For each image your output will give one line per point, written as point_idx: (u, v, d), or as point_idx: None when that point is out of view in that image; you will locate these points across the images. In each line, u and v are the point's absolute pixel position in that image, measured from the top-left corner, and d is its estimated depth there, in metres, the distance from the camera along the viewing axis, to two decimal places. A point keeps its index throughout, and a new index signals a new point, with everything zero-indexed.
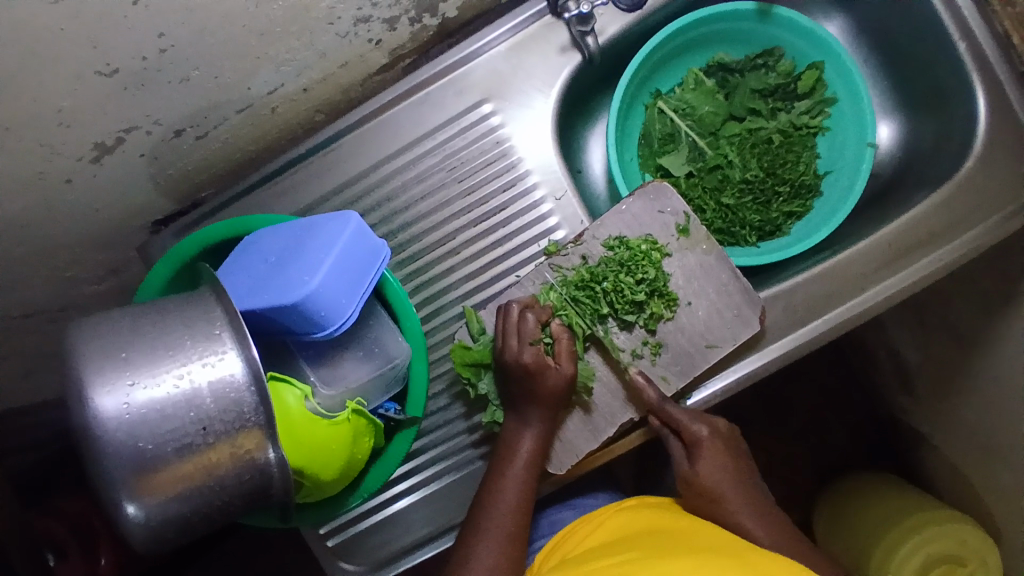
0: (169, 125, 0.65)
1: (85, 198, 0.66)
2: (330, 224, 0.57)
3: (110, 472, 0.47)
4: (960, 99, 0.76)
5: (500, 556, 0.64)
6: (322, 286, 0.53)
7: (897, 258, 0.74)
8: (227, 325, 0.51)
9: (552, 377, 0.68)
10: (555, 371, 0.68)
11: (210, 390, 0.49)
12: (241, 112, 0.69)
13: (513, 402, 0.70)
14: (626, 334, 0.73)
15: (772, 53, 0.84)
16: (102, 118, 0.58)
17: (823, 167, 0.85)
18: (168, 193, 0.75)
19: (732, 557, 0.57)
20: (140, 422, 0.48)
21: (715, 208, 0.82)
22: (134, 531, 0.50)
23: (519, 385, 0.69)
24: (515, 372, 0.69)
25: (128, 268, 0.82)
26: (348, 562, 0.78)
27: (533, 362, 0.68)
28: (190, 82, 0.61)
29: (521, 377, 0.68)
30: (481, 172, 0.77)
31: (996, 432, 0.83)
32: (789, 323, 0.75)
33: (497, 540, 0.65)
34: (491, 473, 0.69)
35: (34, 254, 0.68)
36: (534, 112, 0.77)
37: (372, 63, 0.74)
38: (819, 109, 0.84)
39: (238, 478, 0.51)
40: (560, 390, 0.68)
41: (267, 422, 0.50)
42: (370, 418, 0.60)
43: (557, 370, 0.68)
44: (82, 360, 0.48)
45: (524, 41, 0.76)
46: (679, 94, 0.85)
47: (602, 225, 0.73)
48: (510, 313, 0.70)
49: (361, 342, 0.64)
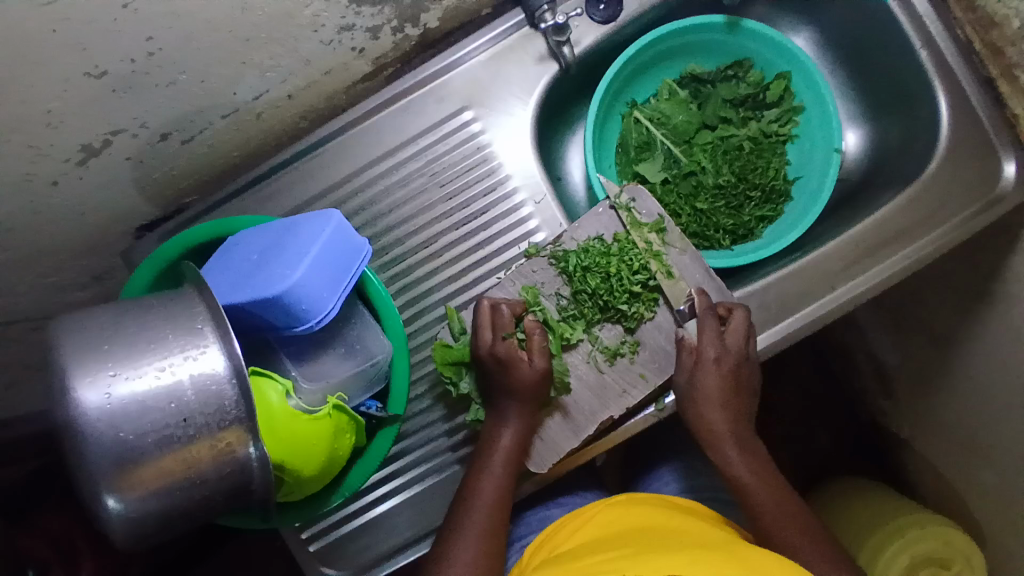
0: (155, 128, 0.66)
1: (69, 202, 0.67)
2: (311, 223, 0.57)
3: (91, 464, 0.48)
4: (923, 104, 0.80)
5: (478, 551, 0.64)
6: (303, 280, 0.54)
7: (866, 256, 0.77)
8: (210, 319, 0.52)
9: (524, 369, 0.70)
10: (528, 365, 0.70)
11: (192, 383, 0.50)
12: (225, 117, 0.71)
13: (493, 398, 0.71)
14: (609, 328, 0.75)
15: (741, 64, 0.87)
16: (89, 120, 0.59)
17: (792, 173, 0.88)
18: (153, 198, 0.76)
19: (718, 552, 0.58)
20: (121, 413, 0.48)
21: (690, 213, 0.84)
22: (113, 525, 0.50)
23: (496, 378, 0.71)
24: (494, 367, 0.70)
25: (112, 276, 0.82)
26: (330, 567, 0.78)
27: (506, 354, 0.70)
28: (176, 86, 0.62)
29: (496, 369, 0.70)
30: (462, 176, 0.79)
31: (972, 428, 0.85)
32: (764, 321, 0.77)
33: (475, 535, 0.65)
34: (472, 471, 0.70)
35: (18, 258, 0.69)
36: (513, 119, 0.79)
37: (355, 71, 0.76)
38: (788, 117, 0.88)
39: (219, 472, 0.51)
40: (536, 383, 0.70)
41: (248, 416, 0.50)
42: (351, 414, 0.60)
43: (530, 365, 0.70)
44: (64, 353, 0.49)
45: (503, 51, 0.79)
46: (654, 104, 0.88)
47: (581, 226, 0.75)
48: (481, 307, 0.71)
49: (344, 338, 0.65)
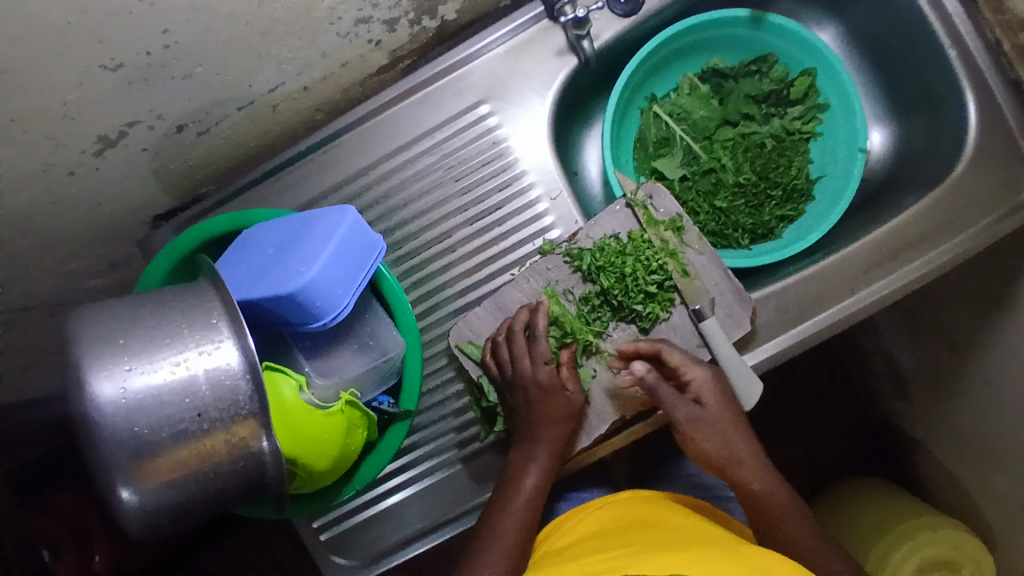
0: (172, 120, 0.66)
1: (86, 191, 0.67)
2: (326, 218, 0.57)
3: (106, 457, 0.48)
4: (950, 104, 0.78)
5: None
6: (318, 277, 0.53)
7: (888, 259, 0.75)
8: (224, 314, 0.52)
9: (563, 399, 0.70)
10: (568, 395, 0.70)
11: (206, 378, 0.50)
12: (242, 109, 0.70)
13: (524, 429, 0.70)
14: (677, 351, 0.70)
15: (765, 60, 0.85)
16: (107, 112, 0.60)
17: (815, 172, 0.86)
18: (170, 187, 0.77)
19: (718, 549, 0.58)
20: (136, 407, 0.48)
21: (709, 211, 0.83)
22: (129, 515, 0.50)
23: (528, 408, 0.69)
24: (537, 395, 0.69)
25: (129, 263, 0.84)
26: (340, 556, 0.79)
27: (548, 381, 0.69)
28: (193, 79, 0.62)
29: (538, 396, 0.69)
30: (477, 171, 0.78)
31: (989, 437, 0.84)
32: (782, 323, 0.76)
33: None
34: (492, 510, 0.68)
35: (37, 246, 0.69)
36: (530, 113, 0.78)
37: (371, 63, 0.75)
38: (812, 114, 0.85)
39: (233, 466, 0.52)
40: (569, 412, 0.70)
41: (261, 411, 0.51)
42: (364, 410, 0.61)
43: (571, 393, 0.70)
44: (81, 346, 0.49)
45: (521, 44, 0.78)
46: (674, 99, 0.87)
47: (597, 224, 0.74)
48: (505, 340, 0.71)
49: (356, 335, 0.65)
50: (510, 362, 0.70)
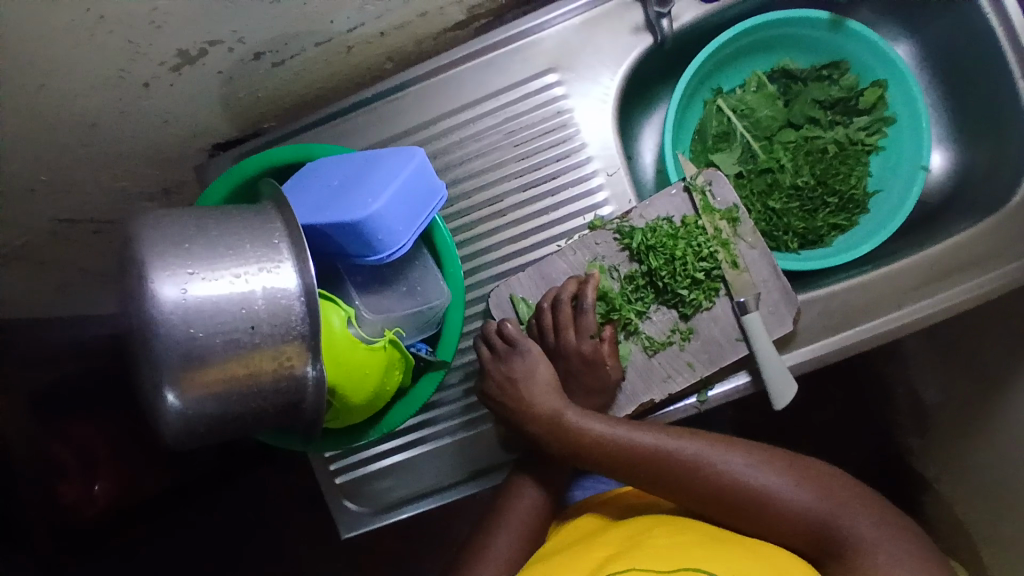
0: (251, 46, 0.66)
1: (157, 106, 0.68)
2: (395, 157, 0.58)
3: (158, 356, 0.49)
4: (1020, 132, 0.76)
5: (513, 546, 0.68)
6: (382, 211, 0.54)
7: (938, 279, 0.74)
8: (286, 237, 0.53)
9: (603, 372, 0.71)
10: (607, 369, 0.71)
11: (263, 294, 0.51)
12: (318, 46, 0.71)
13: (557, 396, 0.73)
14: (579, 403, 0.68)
15: (838, 66, 0.84)
16: (191, 27, 0.60)
17: (872, 185, 0.85)
18: (234, 117, 0.78)
19: (732, 546, 0.60)
20: (194, 310, 0.49)
21: (761, 211, 0.82)
22: (170, 419, 0.51)
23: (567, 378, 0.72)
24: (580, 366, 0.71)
25: (181, 189, 0.85)
26: (352, 501, 0.80)
27: (591, 353, 0.70)
28: (279, 5, 0.62)
29: (580, 367, 0.71)
30: (536, 139, 0.78)
31: (1012, 476, 0.82)
32: (822, 330, 0.75)
33: (514, 532, 0.69)
34: (519, 471, 0.73)
35: (100, 155, 0.71)
36: (597, 88, 0.78)
37: (448, 18, 0.76)
38: (877, 127, 0.84)
39: (276, 385, 0.53)
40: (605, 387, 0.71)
41: (311, 334, 0.51)
42: (403, 352, 0.61)
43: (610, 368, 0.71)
44: (146, 243, 0.50)
45: (598, 17, 0.77)
46: (740, 94, 0.86)
47: (651, 205, 0.74)
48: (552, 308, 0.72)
49: (405, 280, 0.65)
50: (554, 331, 0.72)
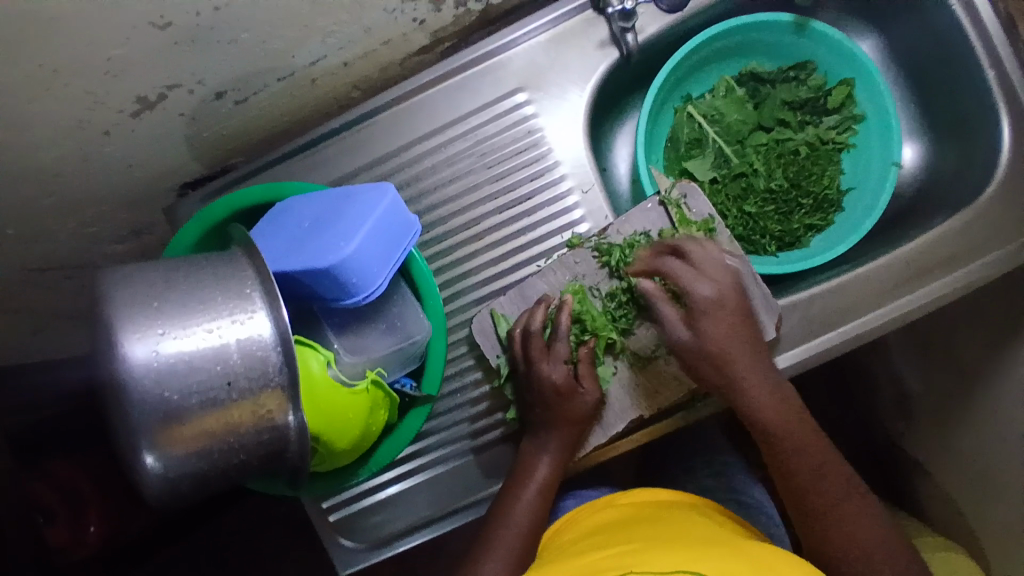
0: (212, 87, 0.65)
1: (120, 152, 0.67)
2: (365, 195, 0.57)
3: (134, 421, 0.48)
4: (986, 126, 0.78)
5: (505, 564, 0.64)
6: (355, 254, 0.53)
7: (915, 276, 0.75)
8: (258, 285, 0.51)
9: (578, 401, 0.70)
10: (582, 396, 0.70)
11: (238, 347, 0.49)
12: (281, 81, 0.70)
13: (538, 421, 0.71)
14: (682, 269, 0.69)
15: (804, 67, 0.85)
16: (148, 73, 0.59)
17: (846, 183, 0.86)
18: (200, 156, 0.76)
19: (734, 552, 0.56)
20: (167, 372, 0.48)
21: (737, 216, 0.83)
22: (150, 481, 0.50)
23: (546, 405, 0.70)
24: (552, 397, 0.69)
25: (151, 230, 0.82)
26: (347, 538, 0.79)
27: (564, 383, 0.69)
28: (238, 45, 0.61)
29: (553, 398, 0.69)
30: (510, 160, 0.78)
31: (1000, 460, 0.83)
32: (804, 334, 0.76)
33: (503, 552, 0.65)
34: (507, 492, 0.70)
35: (64, 204, 0.69)
36: (567, 105, 0.77)
37: (413, 44, 0.75)
38: (847, 125, 0.85)
39: (257, 438, 0.51)
40: (585, 415, 0.70)
41: (291, 384, 0.50)
42: (388, 391, 0.60)
43: (585, 395, 0.70)
44: (113, 305, 0.48)
45: (564, 33, 0.77)
46: (710, 100, 0.86)
47: (628, 221, 0.74)
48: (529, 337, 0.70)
49: (384, 316, 0.64)
50: (526, 361, 0.71)
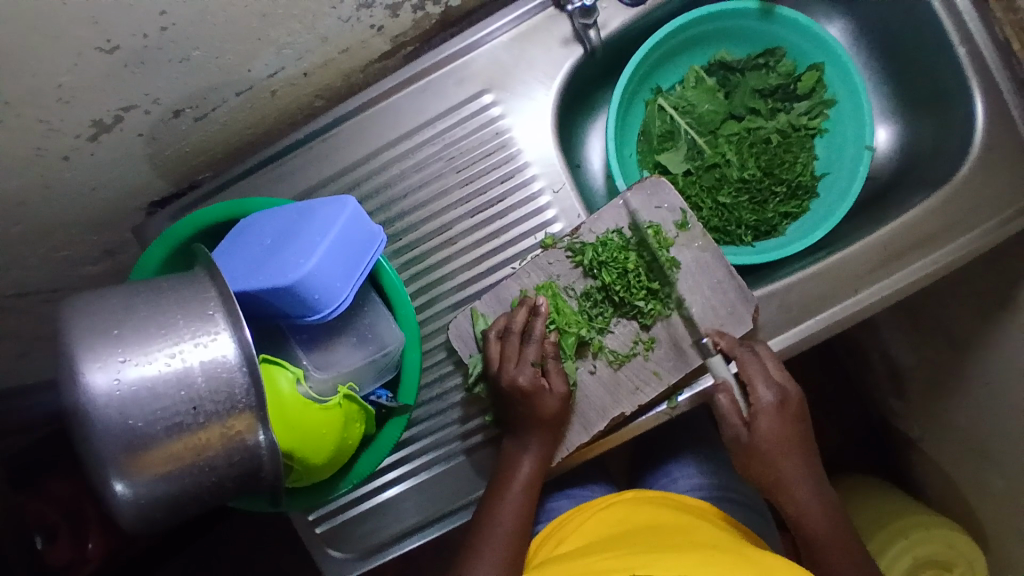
0: (168, 105, 0.64)
1: (82, 177, 0.66)
2: (325, 209, 0.56)
3: (100, 450, 0.47)
4: (958, 104, 0.77)
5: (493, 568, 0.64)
6: (316, 270, 0.52)
7: (892, 259, 0.74)
8: (221, 306, 0.51)
9: (546, 399, 0.69)
10: (549, 392, 0.69)
11: (202, 370, 0.49)
12: (240, 94, 0.69)
13: (513, 424, 0.71)
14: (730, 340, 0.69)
15: (773, 53, 0.84)
16: (100, 96, 0.58)
17: (821, 168, 0.85)
18: (166, 174, 0.75)
19: (733, 556, 0.57)
20: (130, 399, 0.47)
21: (712, 207, 0.82)
22: (122, 508, 0.50)
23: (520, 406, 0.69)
24: (517, 400, 0.69)
25: (125, 250, 0.82)
26: (335, 549, 0.79)
27: (530, 385, 0.68)
28: (190, 62, 0.60)
29: (520, 400, 0.68)
30: (479, 162, 0.77)
31: (987, 438, 0.84)
32: (783, 322, 0.75)
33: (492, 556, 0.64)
34: (491, 496, 0.69)
35: (30, 231, 0.68)
36: (534, 104, 0.77)
37: (373, 50, 0.74)
38: (818, 110, 0.84)
39: (228, 459, 0.51)
40: (555, 414, 0.69)
41: (258, 404, 0.50)
42: (361, 404, 0.60)
43: (551, 391, 0.69)
44: (73, 335, 0.48)
45: (526, 32, 0.76)
46: (680, 92, 0.85)
47: (600, 219, 0.73)
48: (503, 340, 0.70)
49: (355, 327, 0.64)
50: (497, 361, 0.70)
